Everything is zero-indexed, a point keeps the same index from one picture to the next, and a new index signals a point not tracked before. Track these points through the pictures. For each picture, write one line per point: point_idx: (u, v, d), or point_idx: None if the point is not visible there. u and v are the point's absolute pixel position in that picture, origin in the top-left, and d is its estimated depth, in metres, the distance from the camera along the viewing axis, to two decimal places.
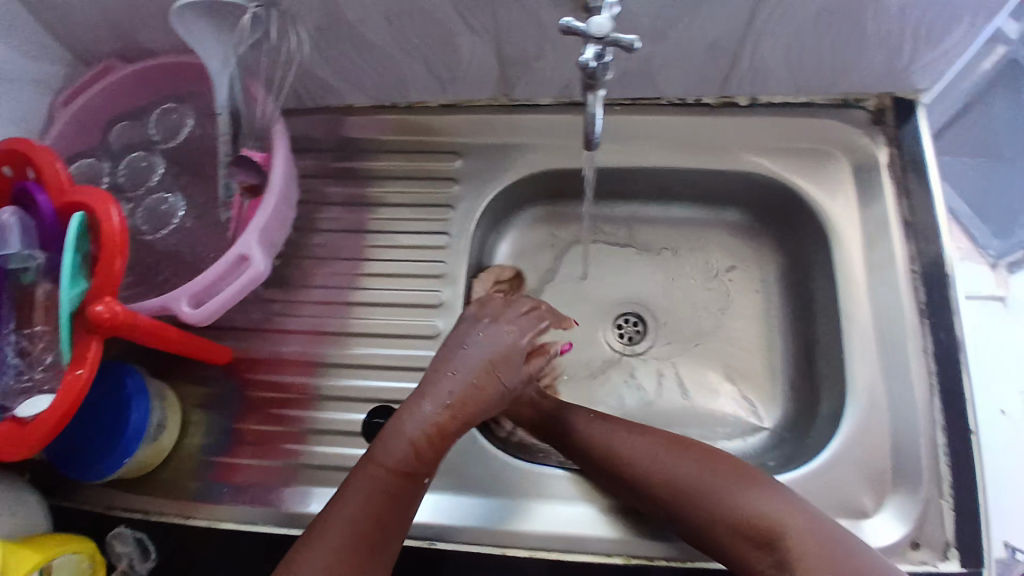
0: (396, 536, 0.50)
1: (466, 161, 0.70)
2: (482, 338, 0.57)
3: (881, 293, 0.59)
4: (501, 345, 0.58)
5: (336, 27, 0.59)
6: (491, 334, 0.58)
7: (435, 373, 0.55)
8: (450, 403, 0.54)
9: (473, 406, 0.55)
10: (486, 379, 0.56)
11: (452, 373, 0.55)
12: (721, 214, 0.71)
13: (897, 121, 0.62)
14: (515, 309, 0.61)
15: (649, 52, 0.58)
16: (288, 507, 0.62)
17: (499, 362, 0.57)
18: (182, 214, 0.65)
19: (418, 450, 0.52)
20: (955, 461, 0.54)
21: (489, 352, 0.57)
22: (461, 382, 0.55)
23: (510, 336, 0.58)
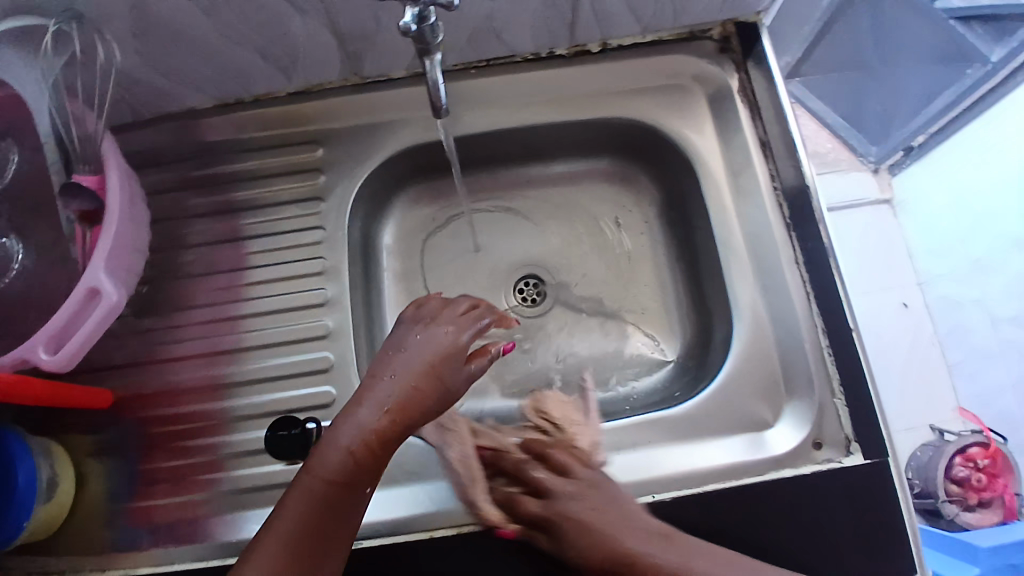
0: (335, 550, 0.45)
1: (328, 149, 0.67)
2: (422, 341, 0.50)
3: (751, 216, 0.61)
4: (443, 345, 0.50)
5: (148, 25, 0.54)
6: (432, 337, 0.51)
7: (371, 377, 0.48)
8: (390, 404, 0.46)
9: (414, 410, 0.47)
10: (431, 377, 0.48)
11: (387, 378, 0.48)
12: (597, 163, 0.72)
13: (742, 46, 0.63)
14: (452, 310, 0.54)
15: (489, 8, 0.56)
16: (225, 537, 0.59)
17: (442, 363, 0.49)
18: (20, 257, 0.59)
19: (357, 460, 0.45)
20: (840, 362, 0.56)
21: (430, 353, 0.49)
22: (400, 386, 0.47)
23: (450, 336, 0.51)
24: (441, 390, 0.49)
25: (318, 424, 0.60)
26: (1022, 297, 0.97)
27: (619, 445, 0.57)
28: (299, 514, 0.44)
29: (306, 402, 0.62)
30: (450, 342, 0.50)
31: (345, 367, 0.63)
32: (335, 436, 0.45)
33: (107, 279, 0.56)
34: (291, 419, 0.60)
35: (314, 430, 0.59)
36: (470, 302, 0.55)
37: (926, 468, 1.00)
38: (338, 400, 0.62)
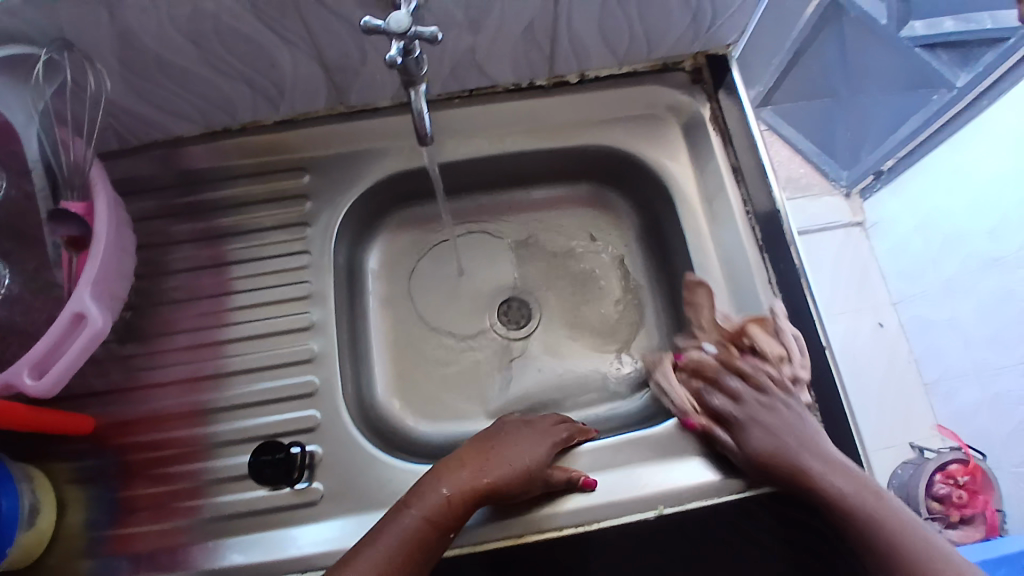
0: None
1: (314, 176, 0.68)
2: (528, 441, 0.56)
3: (725, 239, 0.63)
4: (542, 451, 0.55)
5: (135, 56, 0.55)
6: (529, 436, 0.57)
7: (488, 444, 0.56)
8: (485, 469, 0.53)
9: (507, 485, 0.53)
10: (526, 458, 0.54)
11: (509, 451, 0.55)
12: (578, 189, 0.74)
13: (714, 77, 0.66)
14: (543, 426, 0.59)
15: (472, 41, 0.59)
16: (203, 566, 0.57)
17: (550, 470, 0.54)
18: (7, 281, 0.58)
19: (455, 505, 0.51)
20: (816, 382, 0.58)
21: (540, 451, 0.55)
22: (504, 466, 0.53)
23: (548, 450, 0.56)
24: (537, 484, 0.54)
25: (302, 449, 0.60)
26: (995, 317, 1.01)
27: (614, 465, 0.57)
28: (397, 542, 0.48)
29: (290, 427, 0.62)
30: (546, 447, 0.56)
31: (330, 391, 0.63)
32: (432, 485, 0.51)
33: (94, 304, 0.56)
34: (275, 444, 0.59)
35: (298, 455, 0.59)
36: (556, 417, 0.60)
37: (908, 483, 1.01)
38: (322, 425, 0.62)
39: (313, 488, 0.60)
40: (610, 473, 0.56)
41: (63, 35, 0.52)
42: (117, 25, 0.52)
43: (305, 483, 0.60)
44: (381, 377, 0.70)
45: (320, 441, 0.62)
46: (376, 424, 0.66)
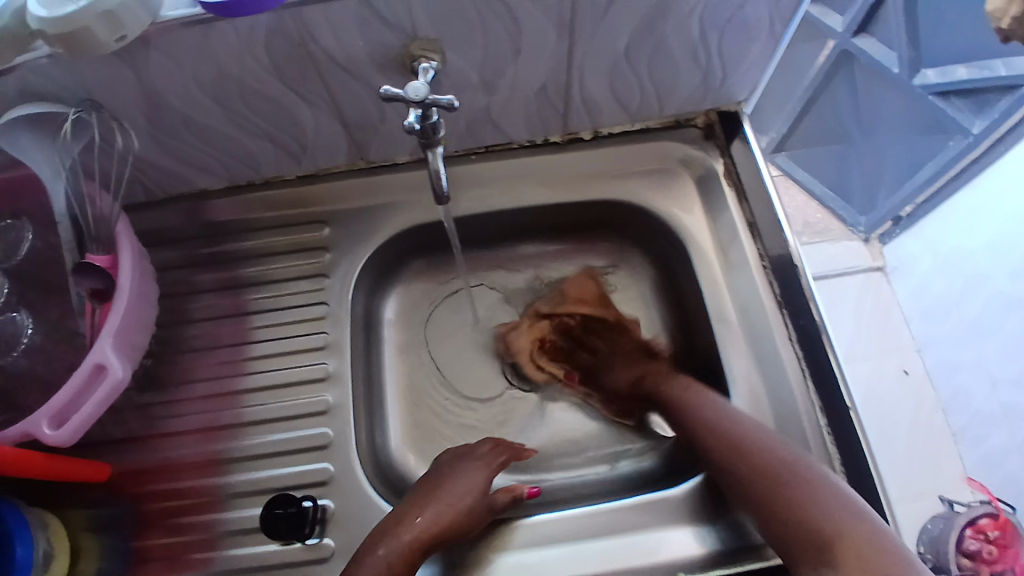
0: None
1: (334, 228, 0.70)
2: (461, 479, 0.60)
3: (742, 291, 0.63)
4: (474, 483, 0.60)
5: (164, 117, 0.57)
6: (470, 470, 0.61)
7: (425, 495, 0.59)
8: (419, 525, 0.56)
9: (456, 520, 0.57)
10: (469, 492, 0.59)
11: (442, 497, 0.58)
12: (594, 240, 0.75)
13: (726, 135, 0.67)
14: (474, 455, 0.63)
15: (488, 100, 0.60)
16: None
17: (480, 498, 0.59)
18: (30, 331, 0.61)
19: (393, 566, 0.53)
20: (839, 439, 0.57)
21: (471, 486, 0.59)
22: (431, 514, 0.57)
23: (478, 480, 0.60)
24: (465, 520, 0.58)
25: (315, 503, 0.60)
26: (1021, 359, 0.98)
27: (579, 534, 0.58)
28: None
29: (304, 480, 0.62)
30: (481, 478, 0.60)
31: (344, 444, 0.63)
32: (399, 526, 0.56)
33: (115, 355, 0.57)
34: (287, 497, 0.59)
35: (310, 509, 0.59)
36: (491, 442, 0.65)
37: (937, 538, 0.98)
38: (336, 478, 0.62)
39: (325, 543, 0.60)
40: (575, 545, 0.58)
41: (92, 97, 0.54)
42: (145, 88, 0.54)
43: (317, 539, 0.60)
44: (394, 429, 0.70)
45: (332, 496, 0.61)
46: (389, 478, 0.66)
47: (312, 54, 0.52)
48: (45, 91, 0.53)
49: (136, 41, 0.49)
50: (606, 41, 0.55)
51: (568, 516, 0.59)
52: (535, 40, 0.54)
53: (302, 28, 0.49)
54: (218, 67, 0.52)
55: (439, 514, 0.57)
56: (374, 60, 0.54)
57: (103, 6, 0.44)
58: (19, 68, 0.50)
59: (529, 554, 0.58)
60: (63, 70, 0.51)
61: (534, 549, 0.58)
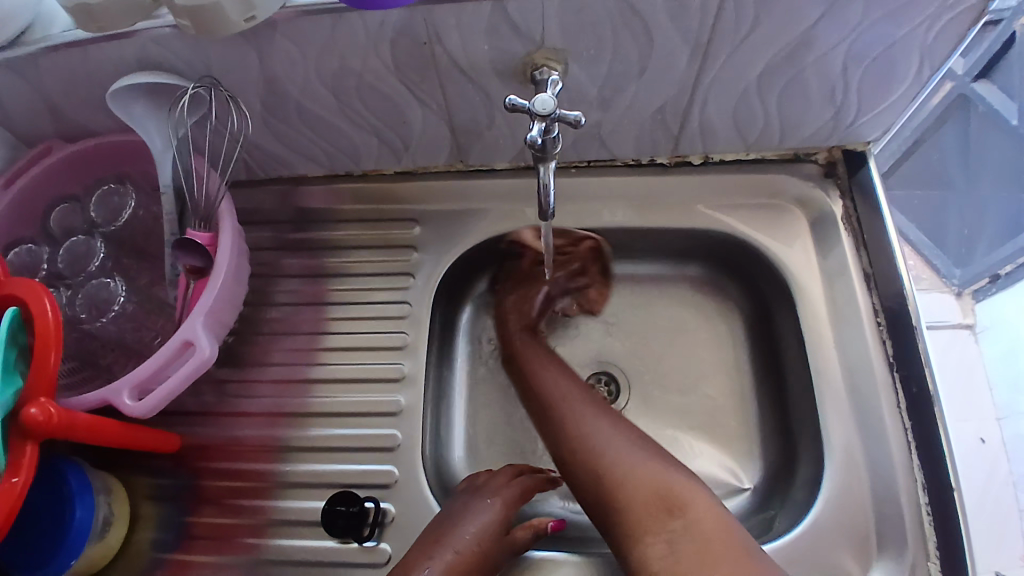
0: None
1: (424, 228, 0.70)
2: (473, 517, 0.57)
3: (851, 346, 0.60)
4: (489, 522, 0.57)
5: (280, 102, 0.57)
6: (478, 515, 0.57)
7: (434, 531, 0.57)
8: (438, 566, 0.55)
9: (468, 564, 0.56)
10: (479, 536, 0.57)
11: (457, 536, 0.56)
12: (684, 268, 0.72)
13: (848, 172, 0.64)
14: (496, 482, 0.61)
15: (599, 117, 0.59)
16: None
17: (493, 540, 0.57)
18: (123, 298, 0.61)
19: None
20: (939, 523, 0.54)
21: (482, 524, 0.57)
22: (444, 556, 0.55)
23: (493, 515, 0.58)
24: (478, 560, 0.56)
25: (377, 505, 0.59)
26: None
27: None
28: None
29: (368, 480, 0.62)
30: (497, 517, 0.57)
31: (411, 449, 0.62)
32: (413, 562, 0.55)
33: (204, 333, 0.56)
34: (351, 495, 0.58)
35: (371, 510, 0.59)
36: (510, 472, 0.61)
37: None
38: (399, 482, 0.61)
39: (381, 547, 0.59)
40: None
41: (211, 73, 0.54)
42: (264, 72, 0.54)
43: (373, 542, 0.59)
44: (459, 439, 0.68)
45: (394, 499, 0.61)
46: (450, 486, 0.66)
47: (435, 57, 0.51)
48: (167, 64, 0.53)
49: (263, 24, 0.48)
50: (738, 68, 0.52)
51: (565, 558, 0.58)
52: (665, 60, 0.52)
53: (430, 28, 0.48)
54: (340, 60, 0.52)
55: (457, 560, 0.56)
56: (496, 68, 0.52)
57: None
58: (136, 35, 0.50)
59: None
60: (185, 44, 0.51)
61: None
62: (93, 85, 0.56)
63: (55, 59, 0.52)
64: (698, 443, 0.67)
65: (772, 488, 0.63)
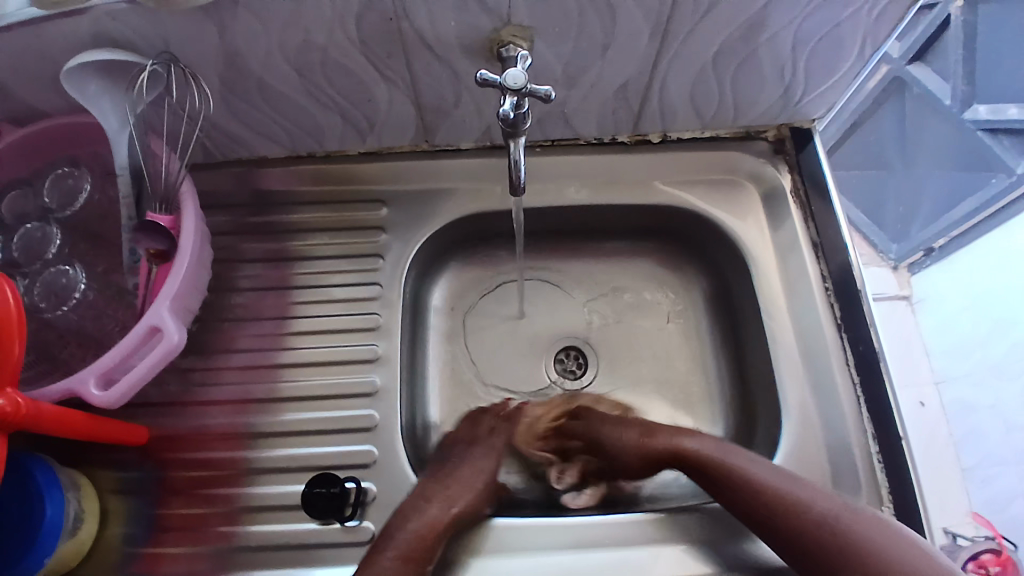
0: None
1: (391, 210, 0.70)
2: (476, 456, 0.63)
3: (803, 313, 0.64)
4: (490, 459, 0.63)
5: (241, 81, 0.57)
6: (438, 492, 0.58)
7: (440, 476, 0.60)
8: (453, 501, 0.58)
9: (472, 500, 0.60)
10: (484, 470, 0.62)
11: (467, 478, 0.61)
12: (646, 245, 0.75)
13: (795, 149, 0.68)
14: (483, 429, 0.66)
15: (564, 95, 0.61)
16: None
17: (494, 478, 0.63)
18: (83, 286, 0.60)
19: (423, 541, 0.55)
20: (890, 470, 0.58)
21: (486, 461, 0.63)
22: (461, 491, 0.59)
23: (492, 456, 0.64)
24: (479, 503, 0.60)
25: (358, 485, 0.60)
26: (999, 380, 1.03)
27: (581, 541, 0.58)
28: None
29: (343, 460, 0.62)
30: (495, 456, 0.64)
31: (387, 428, 0.63)
32: (383, 544, 0.54)
33: (171, 318, 0.55)
34: (331, 477, 0.60)
35: (353, 491, 0.60)
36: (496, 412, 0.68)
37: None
38: (378, 461, 0.62)
39: (364, 526, 0.59)
40: (569, 554, 0.57)
41: (169, 49, 0.53)
42: (225, 49, 0.53)
43: (356, 521, 0.60)
44: (436, 415, 0.70)
45: (372, 479, 0.61)
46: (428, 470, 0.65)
47: (402, 33, 0.52)
48: (122, 40, 0.52)
49: None
50: (696, 47, 0.55)
51: (526, 525, 0.59)
52: (627, 37, 0.54)
53: (397, 3, 0.49)
54: (303, 35, 0.52)
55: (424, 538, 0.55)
56: (462, 44, 0.53)
57: None
58: (91, 11, 0.49)
59: (492, 563, 0.57)
60: (141, 19, 0.49)
61: (500, 557, 0.57)
62: (43, 65, 0.54)
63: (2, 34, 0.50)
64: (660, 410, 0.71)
65: None
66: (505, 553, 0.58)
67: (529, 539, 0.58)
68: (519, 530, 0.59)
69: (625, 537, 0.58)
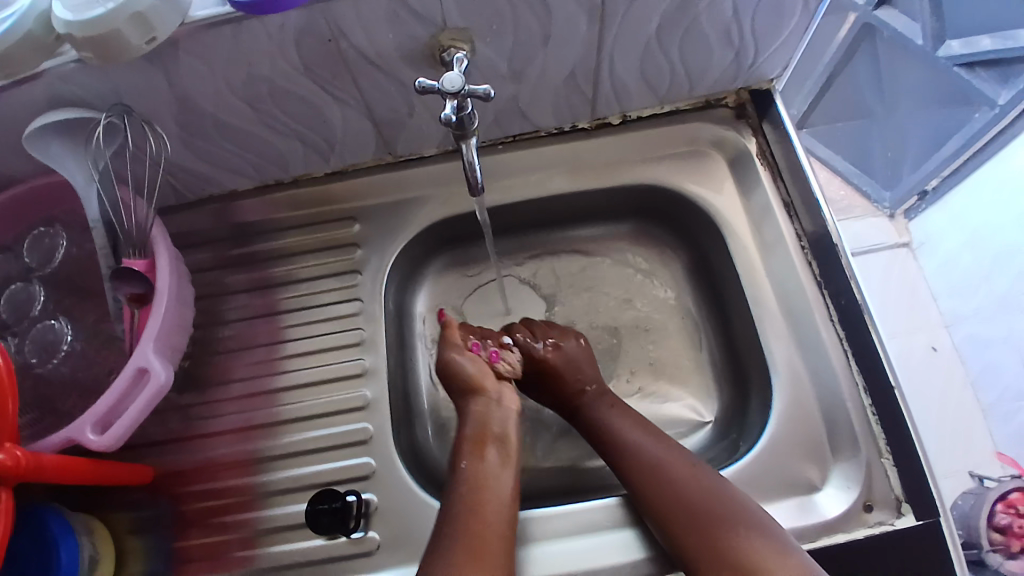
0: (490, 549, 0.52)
1: (364, 225, 0.70)
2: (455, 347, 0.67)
3: (781, 274, 0.65)
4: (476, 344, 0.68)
5: (197, 120, 0.58)
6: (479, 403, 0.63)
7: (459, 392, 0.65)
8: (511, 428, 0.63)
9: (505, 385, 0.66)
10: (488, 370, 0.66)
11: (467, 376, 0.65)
12: (620, 226, 0.75)
13: (758, 112, 0.68)
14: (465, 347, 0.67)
15: (515, 90, 0.61)
16: None
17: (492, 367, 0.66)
18: (70, 338, 0.62)
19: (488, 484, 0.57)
20: (885, 420, 0.58)
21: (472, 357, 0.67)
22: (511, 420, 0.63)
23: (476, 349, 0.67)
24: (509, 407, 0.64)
25: (358, 497, 0.60)
26: (1006, 321, 1.02)
27: (598, 524, 0.59)
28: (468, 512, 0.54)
29: (346, 475, 0.63)
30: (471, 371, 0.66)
31: (384, 439, 0.64)
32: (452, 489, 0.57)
33: (157, 358, 0.56)
34: (332, 492, 0.59)
35: (354, 503, 0.59)
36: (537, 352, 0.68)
37: (966, 515, 0.92)
38: (377, 472, 0.63)
39: (371, 536, 0.60)
40: (589, 537, 0.58)
41: (122, 100, 0.54)
42: (175, 92, 0.54)
43: (362, 532, 0.60)
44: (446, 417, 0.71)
45: (376, 490, 0.62)
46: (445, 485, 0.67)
47: (343, 52, 0.52)
48: (75, 98, 0.53)
49: (164, 43, 0.48)
50: (637, 24, 0.55)
51: (540, 514, 0.59)
52: (566, 26, 0.54)
53: (332, 24, 0.49)
54: (247, 69, 0.52)
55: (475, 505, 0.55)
56: (403, 54, 0.53)
57: (132, 8, 0.44)
58: (44, 76, 0.50)
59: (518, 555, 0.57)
60: (87, 75, 0.50)
61: (523, 548, 0.57)
62: (0, 131, 0.55)
63: None
64: (662, 390, 0.70)
65: (732, 419, 0.67)
66: (536, 543, 0.58)
67: (553, 529, 0.58)
68: (544, 520, 0.59)
69: (613, 520, 0.59)
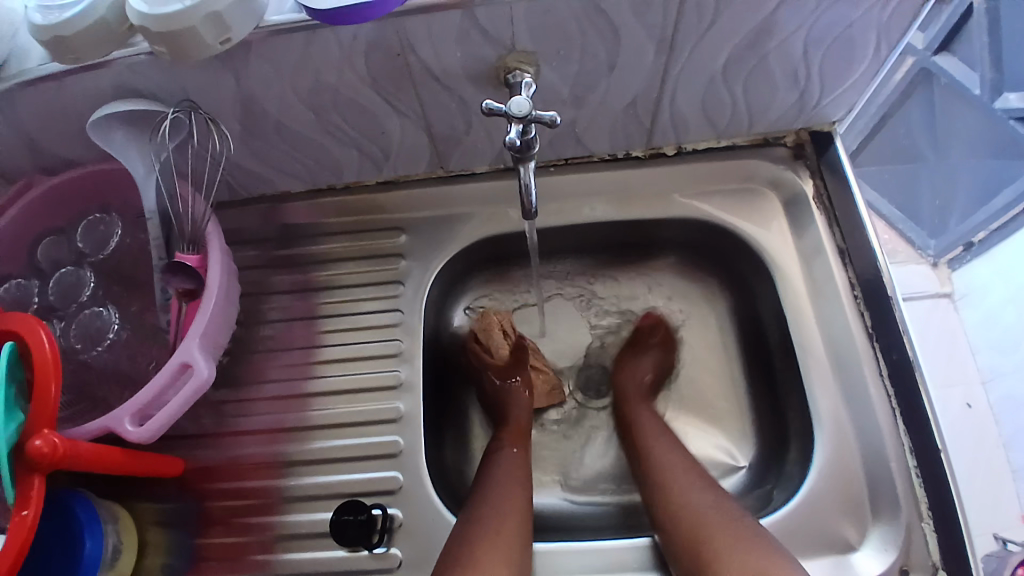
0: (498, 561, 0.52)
1: (410, 236, 0.71)
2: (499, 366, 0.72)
3: (832, 321, 0.63)
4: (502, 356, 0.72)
5: (259, 121, 0.58)
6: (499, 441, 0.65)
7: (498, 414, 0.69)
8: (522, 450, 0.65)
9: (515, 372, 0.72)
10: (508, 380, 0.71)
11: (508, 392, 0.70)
12: (665, 257, 0.74)
13: (817, 153, 0.67)
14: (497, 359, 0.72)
15: (574, 115, 0.61)
16: None
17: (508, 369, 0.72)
18: (116, 327, 0.62)
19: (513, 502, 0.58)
20: (929, 484, 0.56)
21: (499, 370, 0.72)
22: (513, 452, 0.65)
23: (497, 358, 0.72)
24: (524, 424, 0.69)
25: (384, 512, 0.60)
26: None
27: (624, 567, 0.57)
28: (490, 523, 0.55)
29: (372, 487, 0.62)
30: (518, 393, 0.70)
31: (413, 455, 0.63)
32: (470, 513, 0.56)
33: (201, 355, 0.56)
34: (358, 505, 0.60)
35: (379, 517, 0.60)
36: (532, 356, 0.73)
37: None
38: (405, 487, 0.62)
39: (393, 553, 0.60)
40: None
41: (189, 96, 0.55)
42: (242, 93, 0.54)
43: (385, 548, 0.60)
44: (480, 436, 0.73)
45: (401, 505, 0.61)
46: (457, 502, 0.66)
47: (409, 66, 0.53)
48: (145, 91, 0.54)
49: (236, 46, 0.49)
50: (705, 58, 0.54)
51: (567, 549, 0.58)
52: (633, 55, 0.53)
53: (403, 39, 0.50)
54: (315, 76, 0.53)
55: (495, 516, 0.56)
56: (469, 73, 0.54)
57: (209, 8, 0.45)
58: (113, 64, 0.50)
59: None
60: (158, 69, 0.51)
61: None
62: (69, 117, 0.57)
63: (32, 91, 0.53)
64: (695, 429, 0.69)
65: (768, 466, 0.65)
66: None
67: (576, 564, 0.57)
68: (569, 555, 0.58)
69: (639, 562, 0.57)
